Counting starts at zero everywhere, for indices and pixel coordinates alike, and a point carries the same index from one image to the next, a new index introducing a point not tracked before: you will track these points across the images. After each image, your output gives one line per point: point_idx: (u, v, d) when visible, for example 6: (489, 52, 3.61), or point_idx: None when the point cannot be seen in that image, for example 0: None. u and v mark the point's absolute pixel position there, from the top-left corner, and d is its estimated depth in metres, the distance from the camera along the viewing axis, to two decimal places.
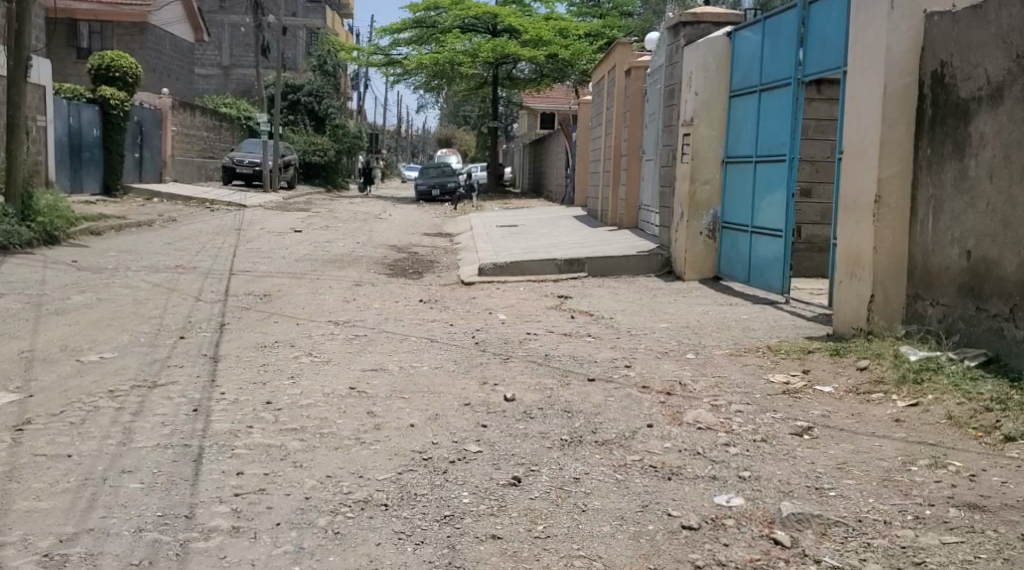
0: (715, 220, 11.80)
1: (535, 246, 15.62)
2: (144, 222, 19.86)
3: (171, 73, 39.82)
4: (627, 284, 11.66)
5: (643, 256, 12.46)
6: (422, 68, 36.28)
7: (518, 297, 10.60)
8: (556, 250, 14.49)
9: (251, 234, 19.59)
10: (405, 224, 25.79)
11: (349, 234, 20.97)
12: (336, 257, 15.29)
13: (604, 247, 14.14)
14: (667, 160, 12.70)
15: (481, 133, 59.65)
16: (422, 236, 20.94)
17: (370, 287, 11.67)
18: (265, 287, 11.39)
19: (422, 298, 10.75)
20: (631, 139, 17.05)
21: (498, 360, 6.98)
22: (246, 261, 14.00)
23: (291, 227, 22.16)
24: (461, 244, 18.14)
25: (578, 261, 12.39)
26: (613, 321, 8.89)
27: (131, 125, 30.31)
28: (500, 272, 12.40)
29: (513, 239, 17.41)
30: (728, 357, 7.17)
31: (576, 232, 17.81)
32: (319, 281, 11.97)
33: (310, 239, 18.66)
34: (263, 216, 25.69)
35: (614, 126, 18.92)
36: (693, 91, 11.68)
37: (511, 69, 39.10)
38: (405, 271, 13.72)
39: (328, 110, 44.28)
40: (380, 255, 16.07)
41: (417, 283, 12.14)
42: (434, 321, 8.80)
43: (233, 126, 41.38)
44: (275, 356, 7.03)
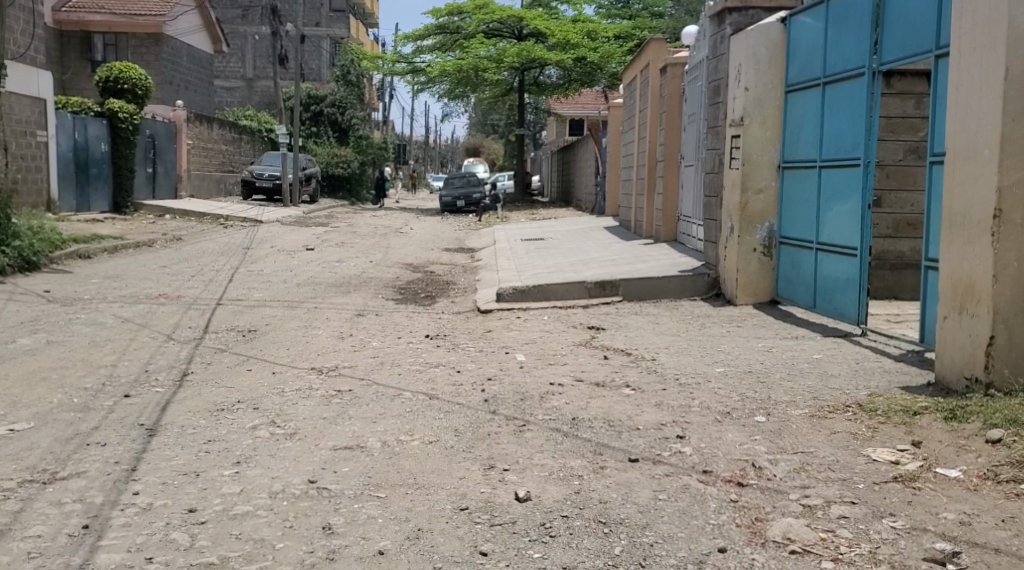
0: (770, 234, 10.24)
1: (563, 264, 14.08)
2: (146, 242, 18.56)
3: (189, 86, 38.69)
4: (669, 311, 10.09)
5: (687, 277, 10.86)
6: (446, 75, 34.91)
7: (543, 330, 9.09)
8: (587, 269, 12.93)
9: (258, 254, 18.23)
10: (427, 238, 24.33)
11: (365, 251, 19.55)
12: (344, 280, 13.87)
13: (642, 265, 12.55)
14: (713, 167, 11.11)
15: (509, 141, 58.30)
16: (443, 254, 19.47)
17: (373, 318, 10.21)
18: (252, 320, 9.96)
19: (432, 331, 9.27)
20: (668, 143, 15.50)
21: (513, 426, 5.47)
22: (242, 287, 12.60)
23: (305, 244, 20.79)
24: (483, 261, 16.66)
25: (611, 284, 10.84)
26: (656, 363, 7.35)
27: (143, 139, 29.11)
28: (520, 298, 10.86)
29: (539, 256, 15.88)
30: (809, 421, 5.57)
31: (609, 247, 16.26)
32: (317, 311, 10.54)
33: (321, 258, 17.26)
34: (277, 232, 24.33)
35: (648, 130, 17.37)
36: (743, 86, 10.10)
37: (538, 75, 37.67)
38: (417, 297, 12.26)
39: (351, 121, 43.06)
40: (393, 277, 14.63)
41: (429, 313, 10.67)
42: (441, 366, 7.31)
43: (254, 139, 40.23)
44: (230, 425, 5.57)
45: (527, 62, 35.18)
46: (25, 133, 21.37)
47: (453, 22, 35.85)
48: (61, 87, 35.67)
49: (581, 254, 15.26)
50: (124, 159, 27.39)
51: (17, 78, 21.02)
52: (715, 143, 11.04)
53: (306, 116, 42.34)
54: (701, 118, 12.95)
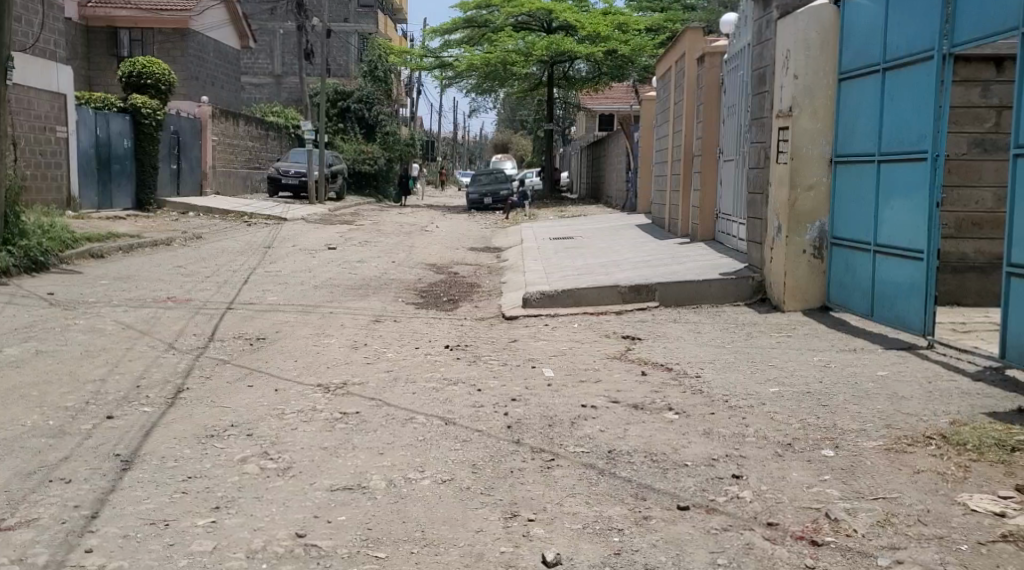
0: (821, 235, 9.42)
1: (596, 264, 13.30)
2: (164, 240, 17.92)
3: (215, 81, 38.21)
4: (711, 318, 9.31)
5: (729, 280, 10.06)
6: (474, 69, 34.18)
7: (576, 341, 8.33)
8: (621, 271, 12.16)
9: (278, 253, 17.55)
10: (453, 236, 23.58)
11: (388, 250, 18.86)
12: (365, 281, 13.15)
13: (681, 267, 11.74)
14: (758, 160, 10.30)
15: (537, 137, 57.49)
16: (469, 254, 18.74)
17: (393, 325, 9.48)
18: (262, 327, 9.28)
19: (454, 341, 8.51)
20: (706, 137, 14.68)
21: (540, 461, 4.73)
22: (256, 289, 11.90)
23: (328, 243, 20.09)
24: (510, 262, 15.92)
25: (646, 288, 10.06)
26: (701, 381, 6.57)
27: (166, 135, 28.57)
28: (549, 304, 10.10)
29: (569, 256, 15.11)
30: (887, 456, 4.80)
31: (642, 246, 15.46)
32: (333, 317, 9.81)
33: (342, 258, 16.57)
34: (301, 230, 23.67)
35: (684, 123, 16.55)
36: (792, 74, 9.31)
37: (567, 69, 36.89)
38: (440, 302, 11.53)
39: (378, 117, 42.40)
40: (416, 278, 13.90)
41: (451, 320, 9.93)
42: (460, 384, 6.56)
43: (281, 135, 39.72)
44: (216, 456, 4.87)
45: (557, 56, 34.40)
46: (42, 129, 20.86)
47: (482, 15, 35.10)
48: (86, 82, 35.29)
49: (614, 254, 14.48)
50: (147, 156, 26.69)
51: (36, 72, 20.46)
52: (760, 135, 10.24)
53: (333, 112, 41.76)
54: (743, 110, 12.17)
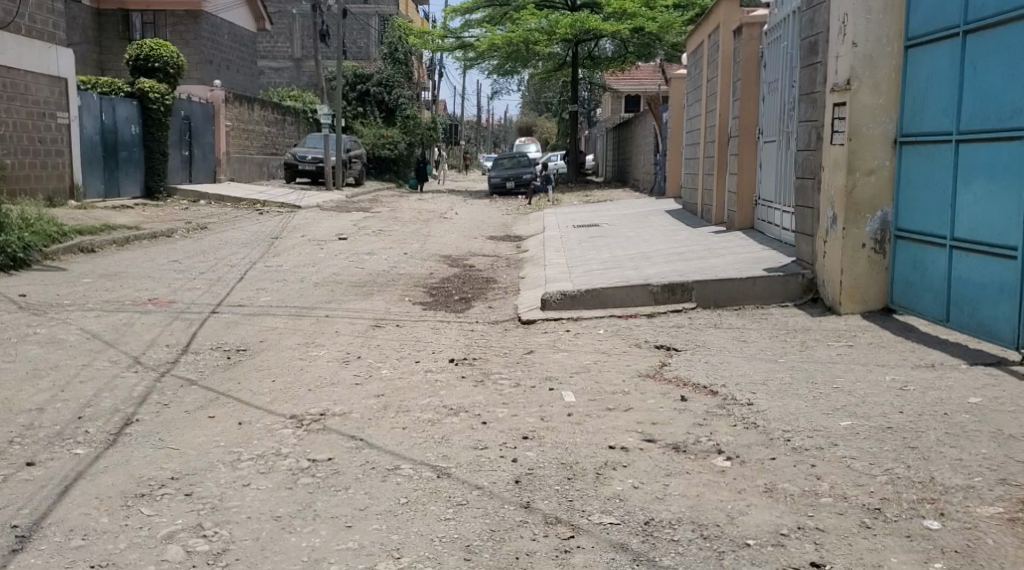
0: (883, 227, 8.22)
1: (624, 257, 12.14)
2: (165, 232, 16.91)
3: (230, 65, 37.17)
4: (756, 323, 8.14)
5: (776, 277, 8.88)
6: (496, 49, 32.96)
7: (602, 354, 7.20)
8: (652, 265, 11.00)
9: (284, 245, 16.50)
10: (472, 224, 22.47)
11: (402, 240, 17.75)
12: (372, 278, 12.05)
13: (719, 261, 10.57)
14: (810, 141, 9.07)
15: (562, 120, 56.19)
16: (488, 244, 17.60)
17: (395, 331, 8.38)
18: (247, 334, 8.21)
19: (461, 353, 7.39)
20: (744, 116, 13.50)
21: (554, 539, 3.82)
22: (250, 288, 10.83)
23: (341, 233, 19.03)
24: (531, 253, 14.78)
25: (681, 287, 8.90)
26: (753, 409, 5.43)
27: (176, 121, 27.52)
28: (571, 305, 8.96)
29: (594, 247, 13.95)
30: (1015, 535, 3.77)
31: (674, 235, 14.27)
32: (328, 321, 8.72)
33: (352, 250, 15.48)
34: (314, 218, 22.62)
35: (719, 102, 15.37)
36: (849, 41, 8.08)
37: (592, 48, 35.73)
38: (451, 301, 10.41)
39: (398, 100, 41.18)
40: (427, 273, 12.80)
41: (461, 326, 8.82)
42: (463, 414, 5.45)
43: (299, 120, 38.69)
44: (136, 533, 3.87)
45: (581, 34, 33.15)
46: (39, 115, 19.87)
47: None
48: (98, 67, 34.37)
49: (644, 244, 13.30)
50: (156, 143, 25.60)
51: (33, 54, 19.48)
52: (810, 112, 9.01)
53: (352, 96, 40.60)
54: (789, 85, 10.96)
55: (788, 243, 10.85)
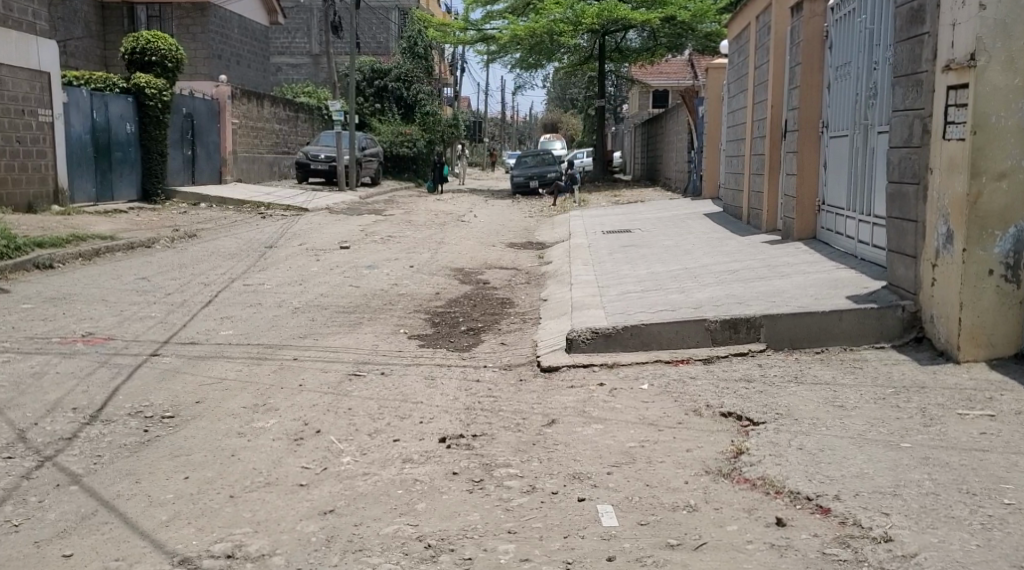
0: (1017, 248, 6.29)
1: (667, 274, 10.19)
2: (145, 241, 15.06)
3: (241, 60, 35.38)
4: (850, 378, 6.20)
5: (868, 310, 6.93)
6: (518, 40, 31.07)
7: (651, 429, 5.25)
8: (702, 289, 9.03)
9: (277, 255, 14.62)
10: (492, 229, 20.50)
11: (412, 250, 15.82)
12: (365, 300, 10.15)
13: (785, 286, 8.62)
14: (910, 134, 7.12)
15: (588, 116, 54.01)
16: (508, 253, 15.67)
17: (376, 384, 6.49)
18: (186, 389, 6.30)
19: (458, 424, 5.47)
20: (806, 106, 11.60)
21: None
22: (213, 317, 8.93)
23: (345, 240, 17.13)
24: (555, 266, 12.87)
25: (747, 323, 6.95)
26: (898, 556, 3.66)
27: (176, 118, 25.46)
28: (604, 347, 7.02)
29: (628, 259, 12.03)
30: None
31: (720, 245, 12.35)
32: (297, 369, 6.82)
33: (351, 262, 13.58)
34: (319, 223, 20.76)
35: (772, 91, 13.48)
36: (974, 3, 6.17)
37: (619, 39, 33.88)
38: (457, 333, 8.48)
39: (417, 96, 39.19)
40: (433, 293, 10.88)
41: (466, 374, 6.90)
42: (445, 560, 3.78)
43: (313, 117, 36.93)
44: None
45: (608, 24, 31.13)
46: (15, 114, 18.09)
47: None
48: (101, 63, 32.66)
49: (687, 257, 11.35)
50: (153, 141, 23.47)
51: (7, 44, 17.71)
52: (913, 99, 7.04)
53: (369, 91, 38.55)
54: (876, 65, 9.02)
55: (874, 263, 8.89)
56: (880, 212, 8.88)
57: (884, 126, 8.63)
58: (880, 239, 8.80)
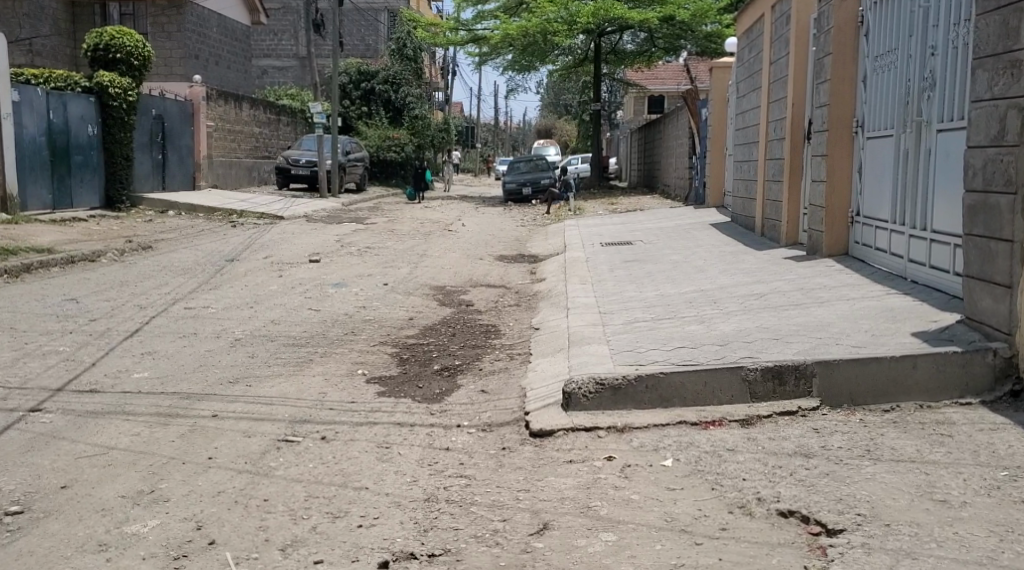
0: None
1: (680, 299, 8.63)
2: (89, 253, 13.41)
3: (221, 60, 33.72)
4: (943, 453, 4.69)
5: (952, 357, 5.42)
6: (511, 41, 29.53)
7: (686, 544, 3.78)
8: (725, 317, 7.48)
9: (235, 271, 12.99)
10: (480, 240, 18.89)
11: (390, 264, 14.22)
12: (324, 328, 8.55)
13: (828, 316, 7.07)
14: (1002, 128, 5.62)
15: (584, 121, 52.38)
16: (496, 269, 14.08)
17: (311, 457, 4.92)
18: (52, 469, 4.67)
19: (413, 536, 3.95)
20: (838, 104, 10.07)
21: None
22: (129, 353, 7.32)
23: (317, 253, 15.49)
24: (548, 285, 11.29)
25: (797, 374, 5.40)
26: None
27: (144, 120, 23.62)
28: (611, 404, 5.41)
29: (630, 279, 10.46)
30: None
31: (736, 262, 10.81)
32: (211, 435, 5.23)
33: (317, 279, 11.96)
34: (293, 233, 19.12)
35: (794, 88, 11.95)
36: None
37: (616, 41, 32.41)
38: (428, 376, 6.88)
39: (405, 99, 37.56)
40: (406, 318, 9.28)
41: (431, 437, 5.31)
42: None
43: (295, 120, 35.30)
44: None
45: (605, 24, 29.60)
46: None
47: None
48: (70, 62, 30.94)
49: (701, 277, 9.79)
50: (118, 145, 21.60)
51: None
52: (1006, 86, 5.55)
53: (356, 94, 36.92)
54: (941, 52, 7.49)
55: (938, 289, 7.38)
56: (946, 228, 7.36)
57: (959, 122, 7.12)
58: (948, 260, 7.27)
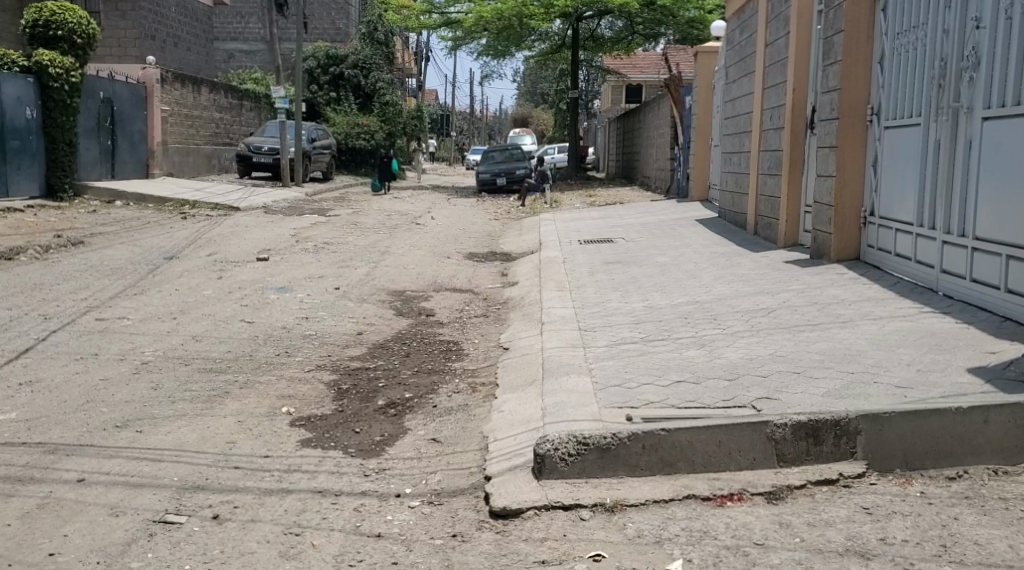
0: None
1: (673, 313, 7.40)
2: (6, 251, 11.95)
3: (180, 41, 32.08)
4: None
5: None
6: (485, 25, 28.13)
7: None
8: (732, 340, 6.25)
9: (171, 272, 11.60)
10: (449, 235, 17.58)
11: (346, 262, 12.89)
12: (254, 347, 7.24)
13: (856, 342, 5.86)
14: None
15: (560, 109, 50.99)
16: (464, 269, 12.78)
17: (192, 551, 3.73)
18: None
19: None
20: (852, 86, 8.84)
21: None
22: (3, 383, 5.97)
23: (267, 249, 14.12)
24: (520, 291, 10.02)
25: (838, 432, 4.20)
26: None
27: (90, 104, 22.07)
28: (597, 473, 4.14)
29: (613, 286, 9.21)
30: None
31: (732, 267, 9.59)
32: (65, 512, 4.00)
33: (260, 282, 10.62)
34: (245, 226, 17.70)
35: (795, 69, 10.73)
36: None
37: (594, 27, 31.11)
38: (368, 414, 5.60)
39: (376, 85, 36.05)
40: (353, 333, 7.99)
41: (359, 515, 4.06)
42: None
43: (259, 105, 33.74)
44: None
45: (583, 7, 28.25)
46: None
47: None
48: None
49: (695, 286, 8.57)
50: (60, 129, 20.00)
51: None
52: None
53: (324, 79, 35.37)
54: (995, 24, 6.31)
55: (1001, 314, 6.17)
56: (1014, 240, 6.11)
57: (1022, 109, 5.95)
58: (1020, 281, 6.03)
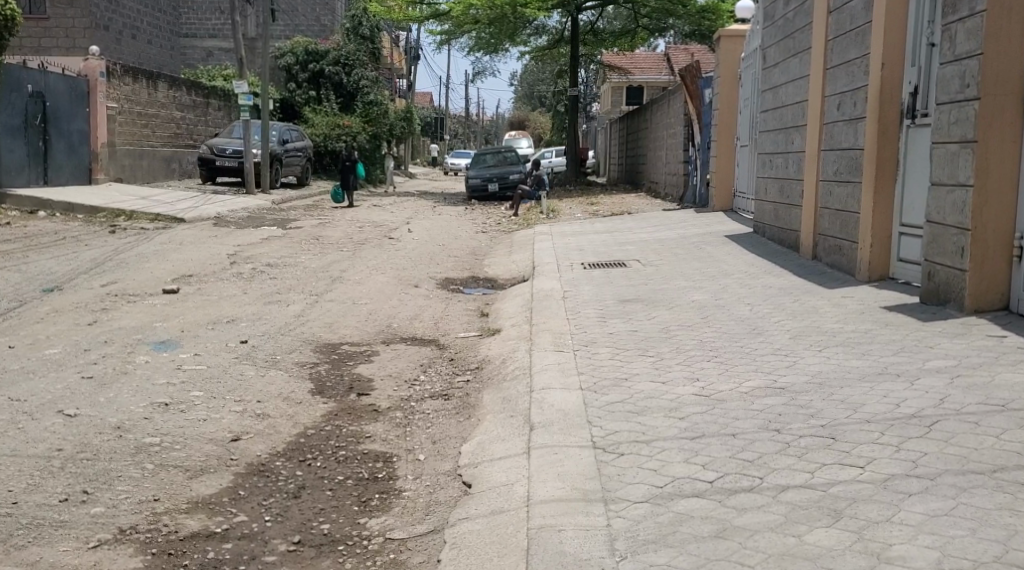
0: None
1: (754, 418, 4.38)
2: None
3: (140, 32, 29.03)
4: None
5: None
6: (474, 16, 25.10)
7: None
8: (894, 512, 3.24)
9: (32, 313, 8.55)
10: (424, 252, 14.56)
11: (278, 296, 9.84)
12: (30, 482, 4.20)
13: None
14: None
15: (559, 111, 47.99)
16: (433, 304, 9.78)
17: None
18: None
19: None
20: (1001, 49, 5.82)
21: None
22: None
23: (187, 276, 11.08)
24: (503, 348, 6.98)
25: None
26: None
27: (11, 98, 18.88)
28: None
29: (637, 347, 6.19)
30: None
31: (805, 318, 6.59)
32: None
33: (139, 332, 7.58)
34: (179, 242, 14.66)
35: (883, 35, 7.69)
36: None
37: (594, 20, 28.15)
38: None
39: (359, 83, 32.96)
40: (225, 437, 4.93)
41: None
42: None
43: (227, 104, 30.70)
44: None
45: None
46: None
47: None
48: None
49: (769, 357, 5.57)
50: None
51: None
52: None
53: (303, 77, 32.15)
54: None
55: None
56: None
57: None
58: None
